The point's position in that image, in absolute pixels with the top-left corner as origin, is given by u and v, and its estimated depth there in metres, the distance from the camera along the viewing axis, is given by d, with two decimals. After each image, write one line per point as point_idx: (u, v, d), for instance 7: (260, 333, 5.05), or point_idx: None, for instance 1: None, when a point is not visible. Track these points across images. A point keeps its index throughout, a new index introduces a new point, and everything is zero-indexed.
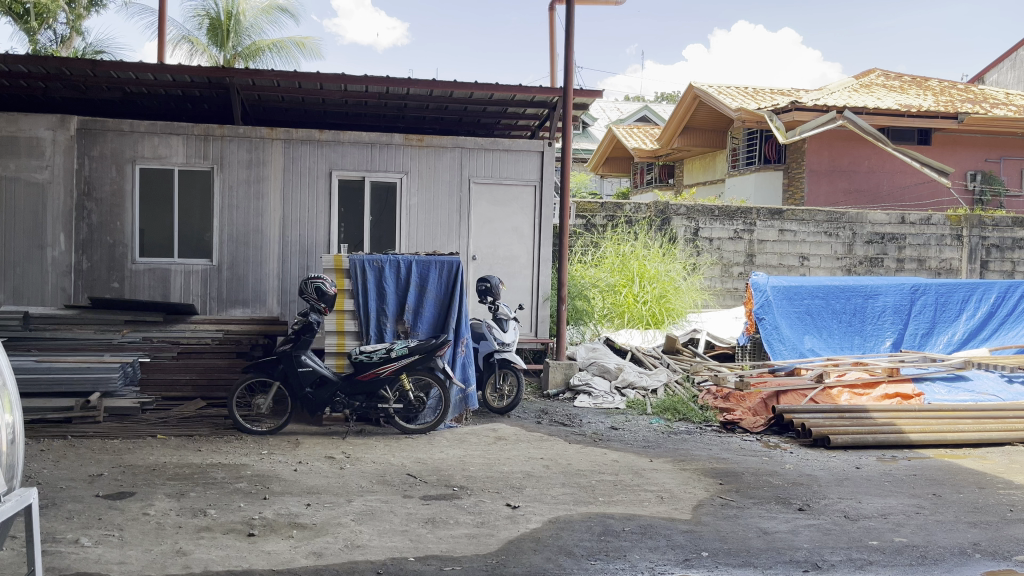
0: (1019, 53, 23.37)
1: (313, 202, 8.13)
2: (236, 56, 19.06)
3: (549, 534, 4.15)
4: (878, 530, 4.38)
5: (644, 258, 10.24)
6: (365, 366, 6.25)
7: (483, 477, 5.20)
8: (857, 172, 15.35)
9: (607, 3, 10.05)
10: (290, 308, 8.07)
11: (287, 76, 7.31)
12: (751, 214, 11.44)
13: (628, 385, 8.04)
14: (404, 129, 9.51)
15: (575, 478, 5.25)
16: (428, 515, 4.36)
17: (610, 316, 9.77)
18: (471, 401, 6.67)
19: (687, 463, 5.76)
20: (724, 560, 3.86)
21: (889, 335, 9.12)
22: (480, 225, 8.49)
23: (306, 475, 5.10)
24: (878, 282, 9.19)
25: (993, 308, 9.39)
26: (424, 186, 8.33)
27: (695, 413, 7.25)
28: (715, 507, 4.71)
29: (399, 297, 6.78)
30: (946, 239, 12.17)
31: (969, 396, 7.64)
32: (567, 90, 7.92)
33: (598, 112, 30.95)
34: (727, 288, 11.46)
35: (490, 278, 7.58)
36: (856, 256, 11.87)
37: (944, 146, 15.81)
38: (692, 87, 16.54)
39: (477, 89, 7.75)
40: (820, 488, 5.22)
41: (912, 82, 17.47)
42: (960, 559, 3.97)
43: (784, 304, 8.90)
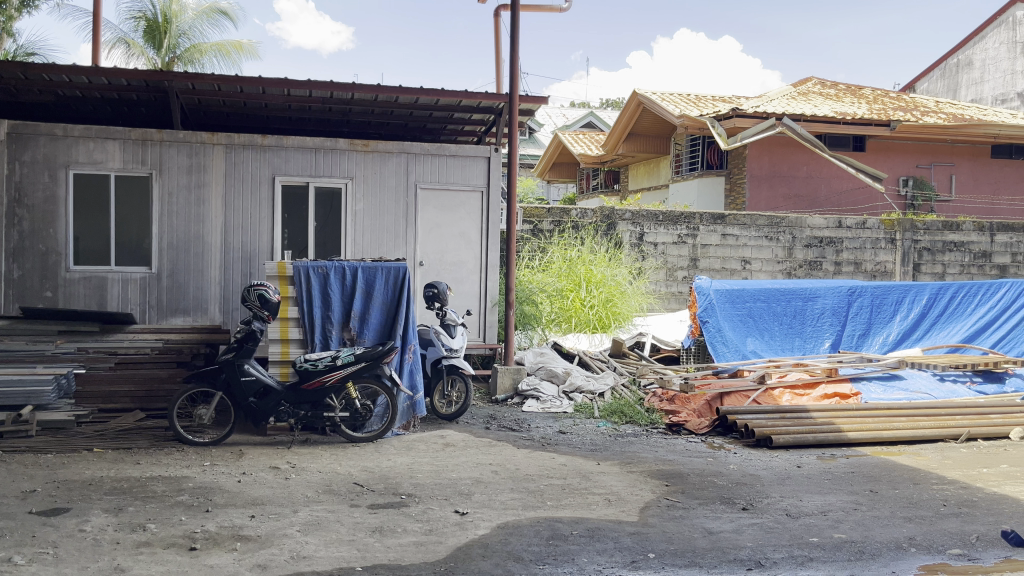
0: (947, 63, 24.19)
1: (256, 209, 8.00)
2: (175, 59, 18.62)
3: (497, 539, 4.15)
4: (818, 527, 4.48)
5: (590, 264, 10.35)
6: (310, 374, 6.17)
7: (431, 484, 5.16)
8: (796, 177, 15.73)
9: (551, 10, 10.14)
10: (233, 316, 7.91)
11: (228, 79, 7.18)
12: (693, 219, 11.63)
13: (575, 389, 8.09)
14: (349, 133, 9.42)
15: (524, 483, 5.26)
16: (376, 524, 4.32)
17: (558, 320, 9.83)
18: (419, 408, 6.64)
19: (634, 465, 5.83)
20: (671, 561, 3.91)
21: (828, 337, 9.36)
22: (428, 230, 8.46)
23: (250, 486, 5.01)
24: (816, 285, 9.44)
25: (925, 309, 9.71)
26: (369, 190, 8.26)
27: (641, 416, 7.34)
28: (662, 509, 4.77)
29: (345, 304, 6.69)
30: (880, 243, 12.50)
31: (904, 395, 7.92)
32: (513, 96, 7.94)
33: (543, 117, 31.16)
34: (672, 291, 11.60)
35: (437, 284, 7.58)
36: (796, 259, 12.16)
37: (878, 152, 16.30)
38: (636, 94, 16.79)
39: (423, 95, 7.74)
40: (763, 487, 5.32)
41: (847, 91, 17.96)
42: (896, 554, 4.08)
43: (726, 307, 9.08)
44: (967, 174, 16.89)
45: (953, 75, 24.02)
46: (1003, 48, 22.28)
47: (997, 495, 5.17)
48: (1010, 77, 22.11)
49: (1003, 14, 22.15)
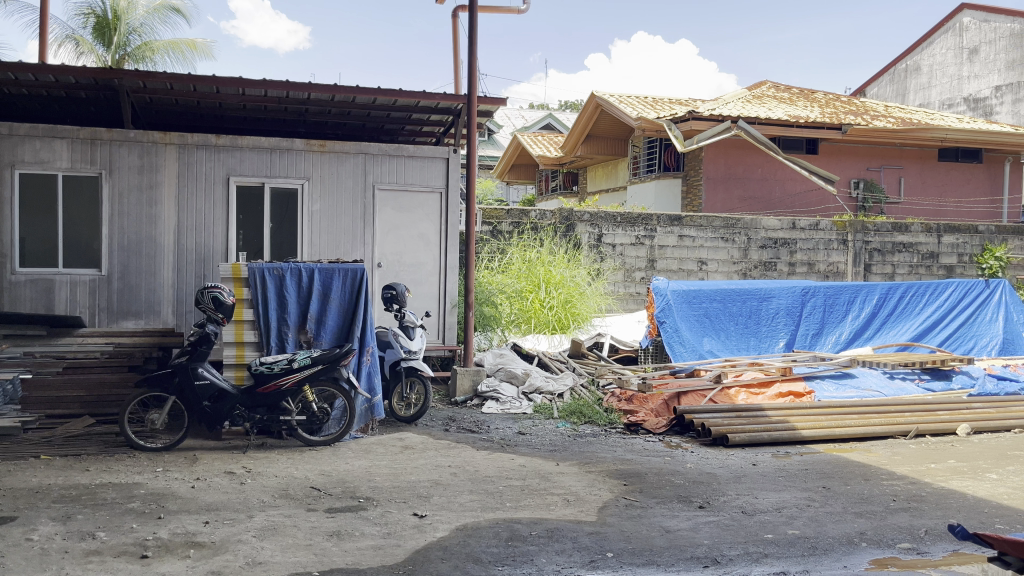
0: (896, 68, 24.77)
1: (210, 210, 7.87)
2: (125, 56, 18.24)
3: (456, 541, 4.14)
4: (773, 523, 4.55)
5: (550, 265, 10.44)
6: (266, 377, 6.09)
7: (389, 487, 5.13)
8: (751, 179, 15.97)
9: (510, 11, 10.13)
10: (186, 319, 7.76)
11: (180, 78, 7.05)
12: (651, 221, 11.73)
13: (534, 390, 8.09)
14: (306, 134, 9.33)
15: (483, 485, 5.25)
16: (333, 529, 4.28)
17: (517, 322, 9.85)
18: (377, 411, 6.60)
19: (593, 465, 5.86)
20: (630, 559, 3.94)
21: (782, 337, 9.51)
22: (386, 231, 8.40)
23: (204, 491, 4.93)
24: (771, 285, 9.59)
25: (875, 308, 9.95)
26: (326, 191, 8.18)
27: (600, 416, 7.38)
28: (620, 508, 4.80)
29: (301, 306, 6.62)
30: (833, 243, 12.74)
31: (855, 393, 8.08)
32: (472, 98, 7.94)
33: (502, 118, 31.19)
34: (631, 292, 11.69)
35: (395, 285, 7.53)
36: (751, 260, 12.34)
37: (830, 155, 16.63)
38: (595, 96, 16.89)
39: (381, 95, 7.69)
40: (720, 485, 5.39)
41: (800, 94, 18.29)
42: (847, 548, 4.17)
43: (683, 307, 9.19)
44: (915, 177, 17.30)
45: (902, 79, 24.60)
46: (949, 54, 22.89)
47: (945, 489, 5.31)
48: (956, 83, 22.74)
49: (949, 21, 22.77)
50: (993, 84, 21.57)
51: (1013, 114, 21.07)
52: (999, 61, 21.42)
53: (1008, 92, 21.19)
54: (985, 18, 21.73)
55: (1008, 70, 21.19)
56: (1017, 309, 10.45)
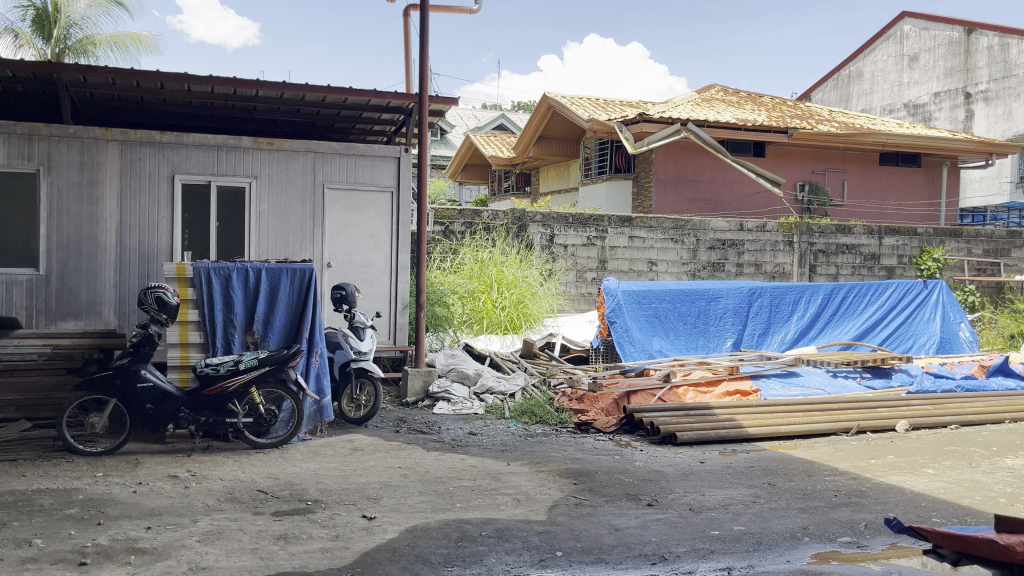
0: (840, 73, 25.37)
1: (154, 208, 7.70)
2: (65, 50, 17.74)
3: (405, 543, 4.12)
4: (719, 520, 4.63)
5: (502, 265, 10.44)
6: (211, 379, 5.99)
7: (338, 489, 5.08)
8: (700, 181, 16.20)
9: (463, 11, 10.12)
10: (129, 320, 7.58)
11: (123, 73, 6.88)
12: (602, 222, 11.81)
13: (486, 390, 8.09)
14: (253, 132, 9.19)
15: (433, 485, 5.23)
16: (280, 532, 4.22)
17: (469, 322, 9.83)
18: (326, 413, 6.52)
19: (543, 465, 5.88)
20: (579, 558, 3.96)
21: (730, 336, 9.68)
22: (336, 230, 8.32)
23: (147, 496, 4.81)
24: (718, 286, 9.73)
25: (819, 309, 10.19)
26: (274, 190, 8.06)
27: (552, 416, 7.42)
28: (570, 507, 4.83)
29: (248, 307, 6.51)
30: (779, 245, 12.98)
31: (800, 391, 8.26)
32: (423, 97, 7.90)
33: (454, 117, 31.14)
34: (582, 292, 11.78)
35: (345, 286, 7.46)
36: (700, 261, 12.50)
37: (776, 158, 16.98)
38: (547, 96, 16.95)
39: (331, 93, 7.61)
40: (668, 483, 5.46)
41: (748, 98, 18.62)
42: (791, 543, 4.25)
43: (634, 307, 9.28)
44: (858, 180, 17.75)
45: (846, 85, 25.21)
46: (890, 61, 23.53)
47: (884, 484, 5.46)
48: (897, 89, 23.38)
49: (890, 29, 23.41)
50: (932, 90, 22.23)
51: (950, 120, 21.75)
52: (938, 69, 22.07)
53: (946, 99, 21.86)
54: (925, 26, 22.37)
55: (946, 77, 21.85)
56: (953, 309, 10.86)
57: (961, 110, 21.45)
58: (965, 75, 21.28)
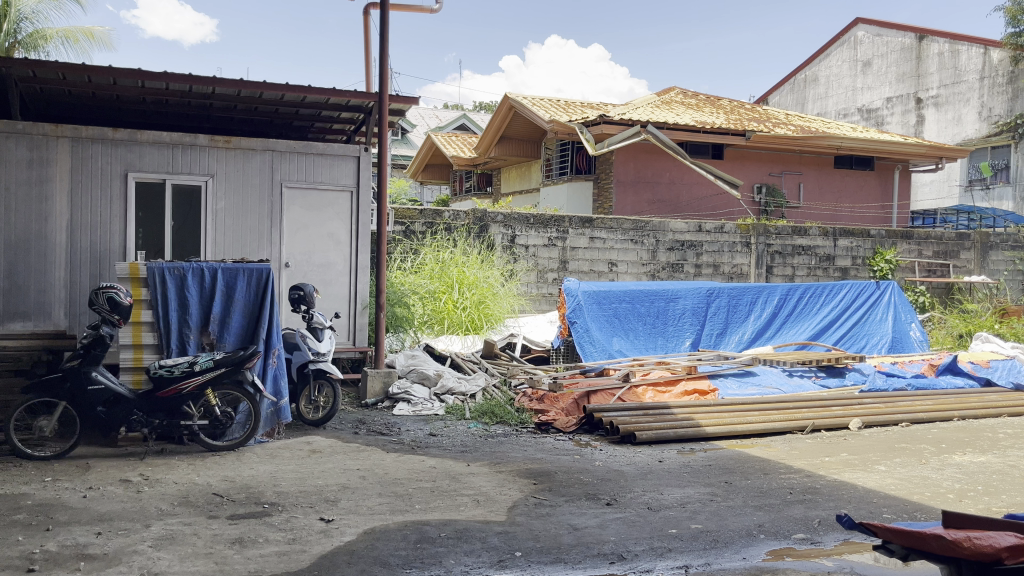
0: (796, 78, 25.82)
1: (106, 206, 7.54)
2: (15, 44, 17.24)
3: (363, 545, 4.08)
4: (677, 518, 4.67)
5: (463, 265, 10.42)
6: (166, 381, 5.88)
7: (295, 492, 5.02)
8: (660, 183, 16.34)
9: (423, 10, 10.08)
10: (80, 320, 7.41)
11: (74, 69, 6.73)
12: (563, 222, 11.84)
13: (446, 391, 8.06)
14: (210, 130, 9.05)
15: (392, 487, 5.20)
16: (236, 536, 4.16)
17: (430, 323, 9.80)
18: (284, 414, 6.39)
19: (503, 465, 5.87)
20: (538, 558, 3.97)
21: (688, 336, 9.77)
22: (294, 230, 8.23)
23: (97, 501, 4.71)
24: (677, 287, 9.82)
25: (776, 309, 10.36)
26: (232, 189, 7.95)
27: (512, 416, 7.42)
28: (530, 507, 4.84)
29: (204, 307, 6.41)
30: (737, 246, 13.15)
31: (756, 390, 8.38)
32: (383, 96, 7.85)
33: (415, 117, 31.01)
34: (543, 293, 11.82)
35: (304, 286, 7.39)
36: (659, 262, 12.60)
37: (734, 160, 17.21)
38: (508, 97, 16.95)
39: (289, 91, 7.52)
40: (627, 482, 5.50)
41: (707, 101, 18.84)
42: (747, 541, 4.31)
43: (594, 308, 9.32)
44: (813, 183, 18.07)
45: (801, 89, 25.65)
46: (844, 66, 24.00)
47: (837, 481, 5.57)
48: (851, 94, 23.85)
49: (845, 35, 23.86)
50: (885, 95, 22.74)
51: (902, 125, 22.25)
52: (890, 74, 22.57)
53: (898, 103, 22.37)
54: (878, 33, 22.85)
55: (898, 82, 22.35)
56: (905, 309, 11.11)
57: (912, 115, 21.97)
58: (917, 80, 21.78)
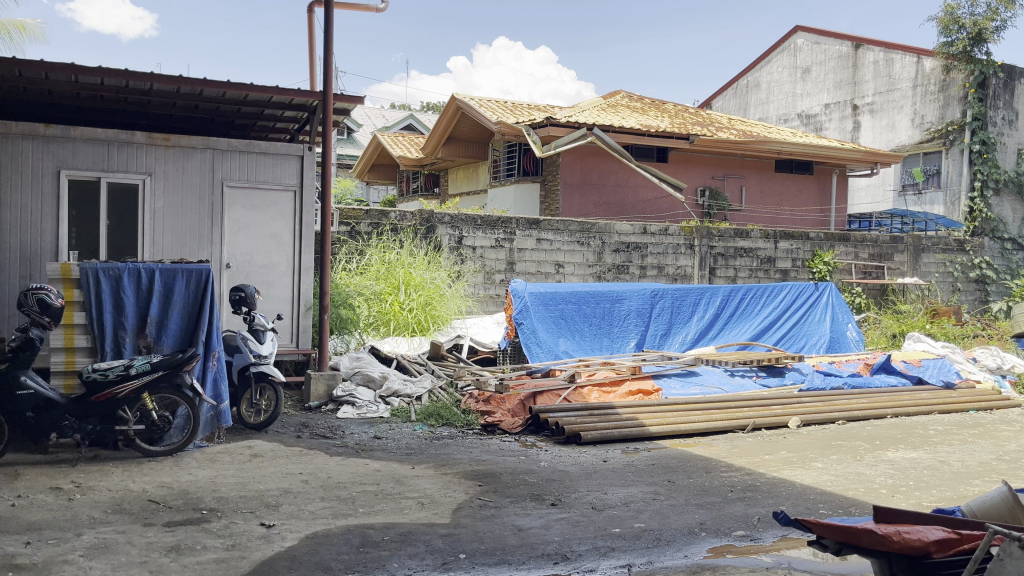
0: (738, 83, 26.34)
1: (37, 205, 7.29)
2: None
3: (304, 550, 4.02)
4: (620, 518, 4.71)
5: (409, 266, 10.34)
6: (100, 385, 5.70)
7: (235, 497, 4.93)
8: (606, 185, 16.49)
9: (368, 9, 9.98)
10: (8, 322, 7.16)
11: (4, 62, 6.49)
12: (510, 224, 11.83)
13: (391, 394, 7.99)
14: (148, 127, 8.83)
15: (335, 491, 5.13)
16: (172, 543, 4.06)
17: (375, 325, 9.73)
18: (223, 418, 6.27)
19: (448, 467, 5.85)
20: (482, 560, 3.96)
21: (633, 337, 9.88)
22: (236, 230, 8.07)
23: (26, 510, 4.54)
24: (622, 288, 9.92)
25: (718, 310, 10.55)
26: (171, 188, 7.76)
27: (458, 418, 7.39)
28: (474, 509, 4.83)
29: (141, 309, 6.24)
30: (680, 248, 13.33)
31: (699, 390, 8.51)
32: (327, 95, 7.76)
33: (361, 117, 30.73)
34: (490, 294, 11.82)
35: (245, 288, 7.25)
36: (605, 263, 12.70)
37: (678, 163, 17.46)
38: (455, 98, 16.89)
39: (231, 89, 7.37)
40: (571, 482, 5.53)
41: (652, 105, 19.07)
42: (688, 538, 4.38)
43: (540, 309, 9.36)
44: (755, 186, 18.44)
45: (744, 94, 26.19)
46: (784, 72, 24.56)
47: (776, 478, 5.69)
48: (791, 99, 24.43)
49: (785, 42, 24.41)
50: (823, 102, 23.34)
51: (840, 130, 22.85)
52: (828, 81, 23.16)
53: (836, 110, 22.99)
54: (816, 41, 23.44)
55: (836, 89, 22.96)
56: (842, 310, 11.44)
57: (849, 121, 22.58)
58: (853, 88, 22.40)
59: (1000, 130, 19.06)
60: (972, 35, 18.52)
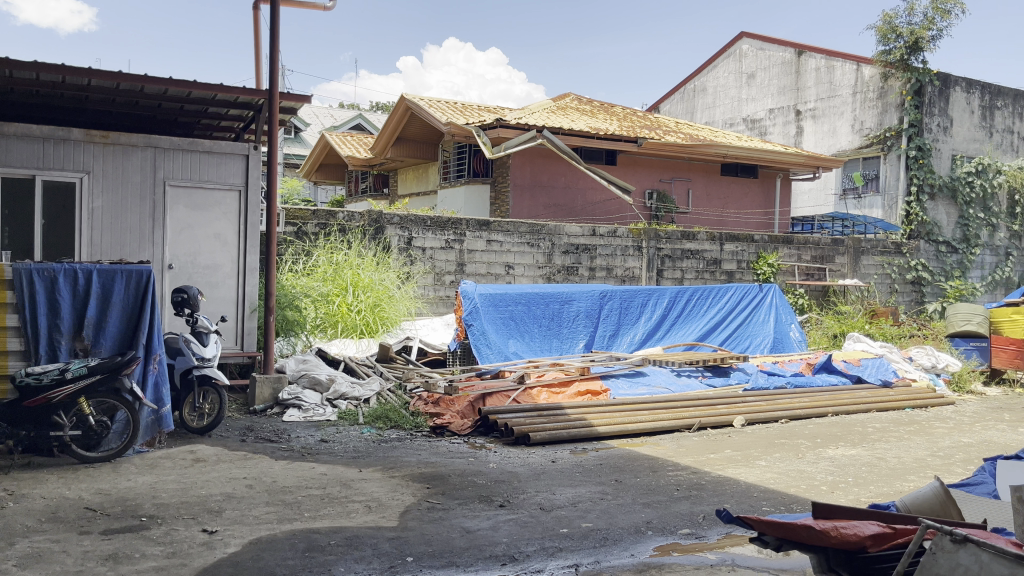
0: (685, 88, 26.73)
1: None
2: None
3: (248, 556, 3.95)
4: (568, 518, 4.74)
5: (357, 268, 10.25)
6: (34, 390, 5.54)
7: (176, 504, 4.81)
8: (555, 188, 16.57)
9: (315, 7, 9.86)
10: None
11: None
12: (460, 225, 11.80)
13: (339, 396, 7.90)
14: (86, 124, 8.59)
15: (280, 495, 5.05)
16: (110, 552, 3.95)
17: (323, 326, 9.63)
18: (165, 422, 6.11)
19: (396, 470, 5.81)
20: (429, 562, 3.94)
21: (582, 338, 9.95)
22: (178, 230, 7.89)
23: None
24: (572, 289, 9.97)
25: (666, 311, 10.68)
26: (109, 187, 7.56)
27: (406, 420, 7.34)
28: (422, 512, 4.80)
29: (77, 310, 6.06)
30: (629, 250, 13.45)
31: (646, 390, 8.60)
32: (273, 94, 7.64)
33: (309, 116, 30.35)
34: (439, 296, 11.77)
35: (187, 288, 7.11)
36: (555, 265, 12.76)
37: (627, 166, 17.64)
38: (404, 98, 16.79)
39: (173, 86, 7.21)
40: (519, 483, 5.54)
41: (601, 108, 19.23)
42: (635, 537, 4.42)
43: (489, 310, 9.36)
44: (701, 189, 18.73)
45: (691, 98, 26.59)
46: (730, 77, 25.00)
47: (721, 477, 5.78)
48: (736, 104, 24.88)
49: (731, 47, 24.84)
50: (767, 107, 23.82)
51: (783, 135, 23.35)
52: (772, 87, 23.64)
53: (780, 115, 23.48)
54: (761, 47, 23.90)
55: (779, 94, 23.45)
56: (785, 311, 11.69)
57: (792, 126, 23.07)
58: (796, 93, 22.90)
59: (936, 136, 19.68)
60: (909, 44, 19.11)
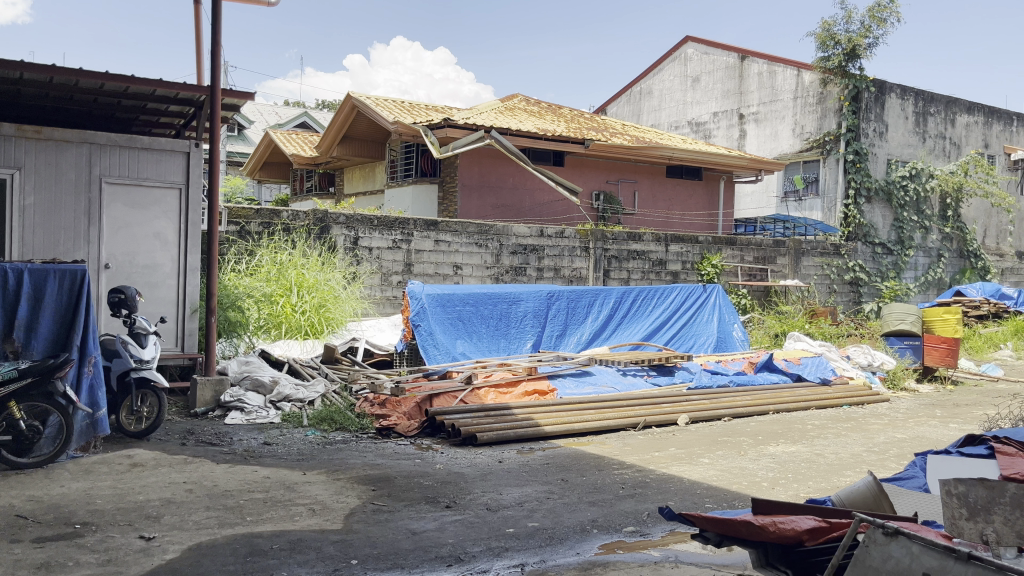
0: (631, 90, 27.00)
1: None
2: None
3: (186, 563, 3.86)
4: (514, 517, 4.74)
5: (302, 267, 10.12)
6: None
7: (112, 510, 4.68)
8: (503, 188, 16.58)
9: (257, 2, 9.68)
10: None
11: None
12: (407, 225, 11.72)
13: (282, 398, 7.77)
14: (17, 119, 8.31)
15: (221, 500, 4.96)
16: (41, 560, 3.82)
17: (266, 327, 9.48)
18: (101, 426, 5.95)
19: (341, 472, 5.74)
20: (374, 565, 3.90)
21: (530, 337, 9.98)
22: (115, 229, 7.67)
23: None
24: (519, 289, 9.99)
25: (612, 310, 10.78)
26: (42, 184, 7.33)
27: (352, 422, 7.26)
28: (367, 514, 4.75)
29: (7, 311, 5.84)
30: (576, 251, 13.53)
31: (593, 389, 8.67)
32: (215, 90, 7.50)
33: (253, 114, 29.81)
34: (387, 296, 11.68)
35: (125, 288, 6.92)
36: (502, 265, 12.77)
37: (574, 167, 17.74)
38: (350, 96, 16.62)
39: (110, 80, 7.01)
40: (466, 484, 5.52)
41: (548, 109, 19.32)
42: (581, 536, 4.45)
43: (437, 311, 9.32)
44: (647, 190, 18.96)
45: (637, 101, 26.88)
46: (675, 81, 25.34)
47: (665, 474, 5.86)
48: (681, 107, 25.25)
49: (676, 51, 25.18)
50: (711, 110, 24.21)
51: (727, 138, 23.77)
52: (716, 90, 24.04)
53: (723, 118, 23.89)
54: (705, 51, 24.29)
55: (723, 98, 23.85)
56: (728, 310, 11.91)
57: (736, 129, 23.50)
58: (739, 97, 23.33)
59: (872, 141, 20.26)
60: (847, 51, 19.64)
